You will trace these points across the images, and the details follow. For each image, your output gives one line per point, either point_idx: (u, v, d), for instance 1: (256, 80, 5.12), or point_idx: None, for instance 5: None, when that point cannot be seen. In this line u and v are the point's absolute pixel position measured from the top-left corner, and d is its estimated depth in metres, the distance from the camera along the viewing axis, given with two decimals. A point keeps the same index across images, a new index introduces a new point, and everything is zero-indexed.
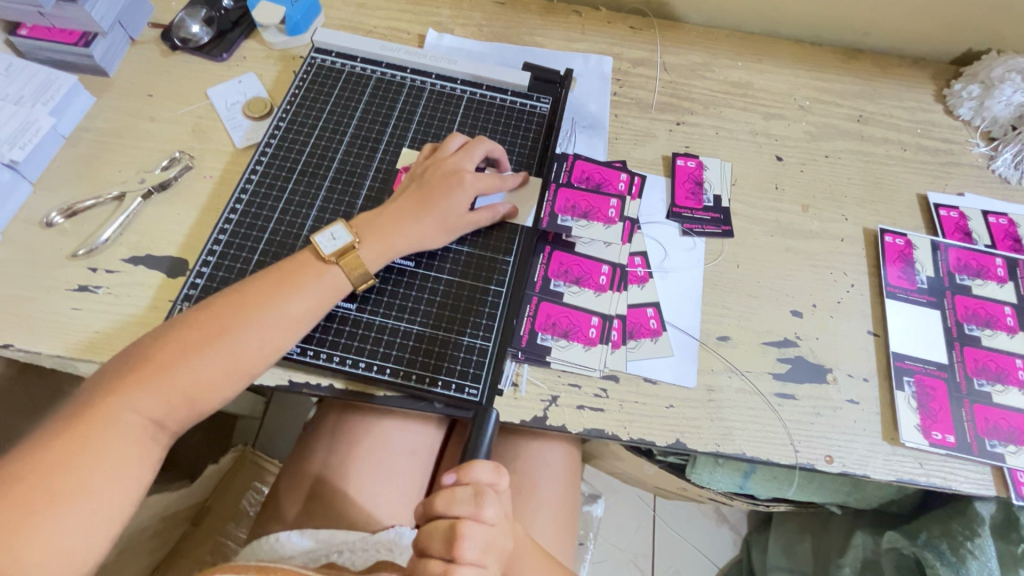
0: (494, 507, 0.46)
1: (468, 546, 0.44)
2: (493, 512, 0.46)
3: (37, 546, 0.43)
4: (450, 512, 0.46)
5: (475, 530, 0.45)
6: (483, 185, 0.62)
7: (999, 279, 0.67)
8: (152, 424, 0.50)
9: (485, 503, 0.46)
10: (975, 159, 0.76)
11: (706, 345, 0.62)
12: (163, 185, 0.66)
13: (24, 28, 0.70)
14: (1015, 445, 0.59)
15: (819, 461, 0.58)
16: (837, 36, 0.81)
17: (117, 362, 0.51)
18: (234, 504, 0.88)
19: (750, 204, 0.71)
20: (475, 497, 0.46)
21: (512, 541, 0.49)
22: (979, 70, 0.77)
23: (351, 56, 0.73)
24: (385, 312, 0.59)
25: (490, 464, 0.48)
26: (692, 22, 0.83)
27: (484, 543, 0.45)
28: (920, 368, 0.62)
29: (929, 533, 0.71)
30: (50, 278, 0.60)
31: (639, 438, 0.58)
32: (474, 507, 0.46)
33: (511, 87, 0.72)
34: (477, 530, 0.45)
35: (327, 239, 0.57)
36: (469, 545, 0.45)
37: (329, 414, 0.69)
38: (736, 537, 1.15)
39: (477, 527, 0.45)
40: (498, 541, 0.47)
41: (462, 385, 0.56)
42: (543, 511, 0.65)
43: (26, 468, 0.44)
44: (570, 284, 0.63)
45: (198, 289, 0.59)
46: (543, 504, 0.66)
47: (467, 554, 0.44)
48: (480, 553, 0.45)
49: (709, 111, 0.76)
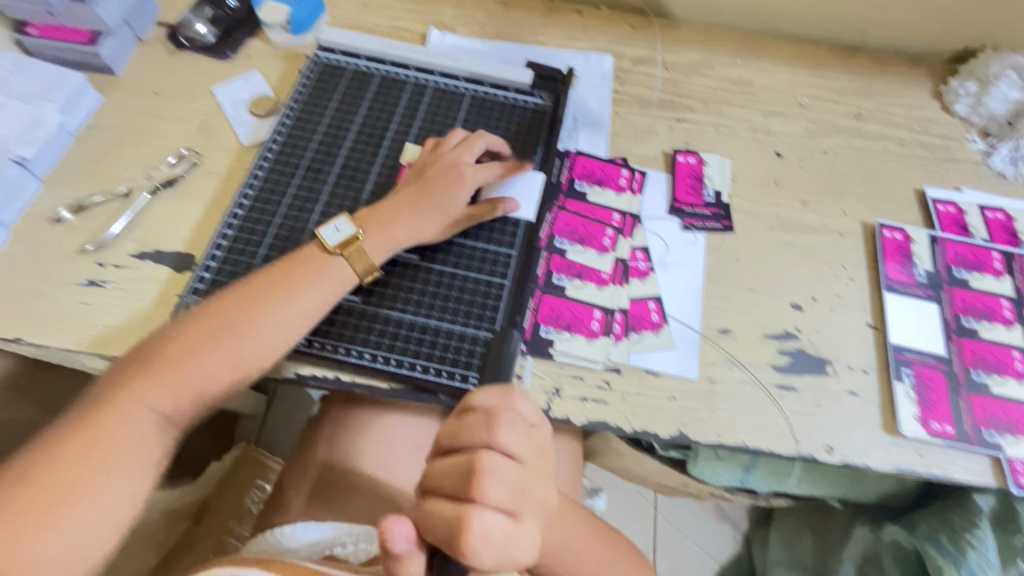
0: (508, 433, 0.45)
1: (486, 478, 0.43)
2: (512, 442, 0.45)
3: (53, 537, 0.45)
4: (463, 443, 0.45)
5: (497, 467, 0.44)
6: (482, 177, 0.63)
7: (996, 272, 0.67)
8: (164, 418, 0.51)
9: (498, 428, 0.45)
10: (972, 155, 0.76)
11: (708, 338, 0.63)
12: (170, 182, 0.67)
13: (33, 27, 0.70)
14: (1013, 436, 0.60)
15: (819, 451, 0.59)
16: (835, 34, 0.82)
17: (128, 357, 0.52)
18: (236, 502, 0.88)
19: (750, 199, 0.72)
20: (489, 426, 0.45)
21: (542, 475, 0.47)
22: (975, 67, 0.78)
23: (356, 54, 0.74)
24: (390, 304, 0.60)
25: (499, 390, 0.47)
26: (691, 21, 0.84)
27: (507, 482, 0.44)
28: (919, 360, 0.63)
29: (929, 526, 0.71)
30: (59, 273, 0.61)
31: (641, 429, 0.59)
32: (490, 440, 0.44)
33: (513, 85, 0.73)
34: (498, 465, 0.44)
35: (332, 232, 0.59)
36: (488, 478, 0.43)
37: (333, 406, 0.69)
38: (736, 533, 1.16)
39: (499, 461, 0.44)
40: (525, 481, 0.45)
41: (466, 376, 0.57)
42: None
43: (41, 463, 0.46)
44: (572, 278, 0.64)
45: (206, 282, 0.59)
46: None
47: (489, 493, 0.43)
48: (505, 495, 0.43)
49: (709, 108, 0.77)
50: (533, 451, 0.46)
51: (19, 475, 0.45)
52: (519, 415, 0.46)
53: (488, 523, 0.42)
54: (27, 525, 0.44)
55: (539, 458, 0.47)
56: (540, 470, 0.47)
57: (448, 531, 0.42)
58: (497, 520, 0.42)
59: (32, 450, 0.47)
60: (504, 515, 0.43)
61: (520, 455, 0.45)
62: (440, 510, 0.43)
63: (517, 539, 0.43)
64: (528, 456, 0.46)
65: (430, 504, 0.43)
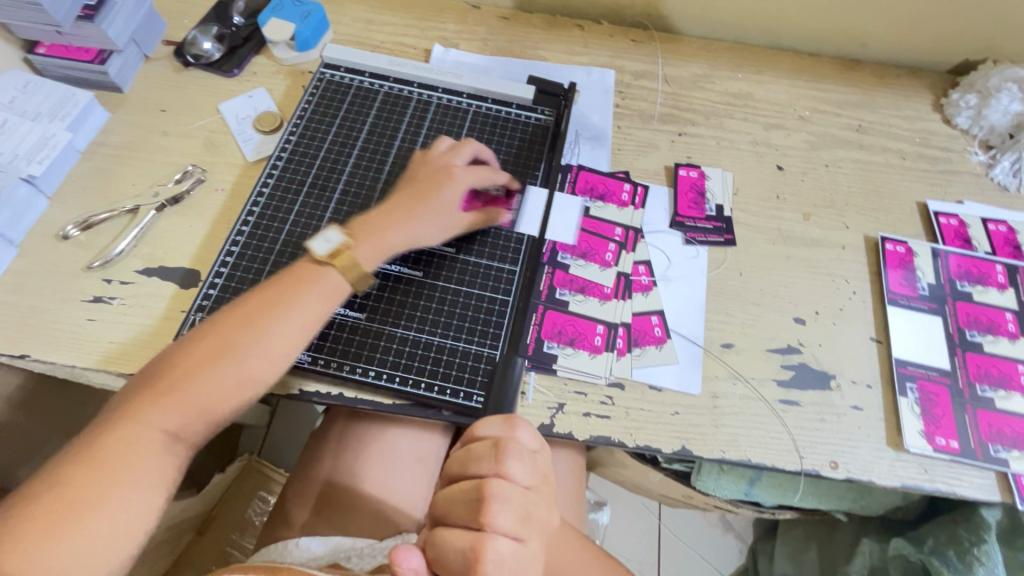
0: (517, 464, 0.45)
1: (497, 509, 0.43)
2: (518, 470, 0.45)
3: (68, 554, 0.45)
4: (473, 472, 0.46)
5: (504, 493, 0.44)
6: (472, 179, 0.64)
7: (999, 285, 0.67)
8: (174, 437, 0.51)
9: (508, 459, 0.45)
10: (974, 167, 0.77)
11: (710, 352, 0.63)
12: (176, 199, 0.68)
13: (42, 46, 0.71)
14: (1018, 451, 0.59)
15: (824, 466, 0.59)
16: (835, 47, 0.83)
17: (139, 379, 0.53)
18: (240, 513, 0.89)
19: (752, 213, 0.72)
20: (495, 456, 0.45)
21: (553, 509, 0.47)
22: (975, 79, 0.78)
23: (359, 71, 0.75)
24: (394, 320, 0.60)
25: (504, 419, 0.48)
26: (692, 35, 0.84)
27: (515, 508, 0.44)
28: (923, 374, 0.63)
29: (936, 540, 0.71)
30: (66, 290, 0.62)
31: (644, 445, 0.59)
32: (496, 468, 0.45)
33: (516, 100, 0.74)
34: (505, 492, 0.44)
35: (322, 243, 0.59)
36: (499, 509, 0.43)
37: (337, 421, 0.69)
38: (741, 545, 1.15)
39: (505, 487, 0.44)
40: (533, 508, 0.45)
41: (469, 393, 0.57)
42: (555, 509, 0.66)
43: (55, 483, 0.46)
44: (575, 293, 0.64)
45: (211, 299, 0.60)
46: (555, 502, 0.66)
47: (498, 519, 0.43)
48: (511, 517, 0.43)
49: (710, 121, 0.78)
50: (538, 478, 0.46)
51: (31, 495, 0.46)
52: (523, 442, 0.47)
53: (500, 550, 0.42)
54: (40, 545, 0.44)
55: (545, 485, 0.47)
56: (546, 494, 0.47)
57: (462, 562, 0.42)
58: (509, 546, 0.42)
59: (46, 471, 0.47)
60: (515, 542, 0.43)
61: (526, 482, 0.45)
62: (452, 540, 0.43)
63: (529, 565, 0.43)
64: (534, 483, 0.46)
65: (441, 535, 0.44)
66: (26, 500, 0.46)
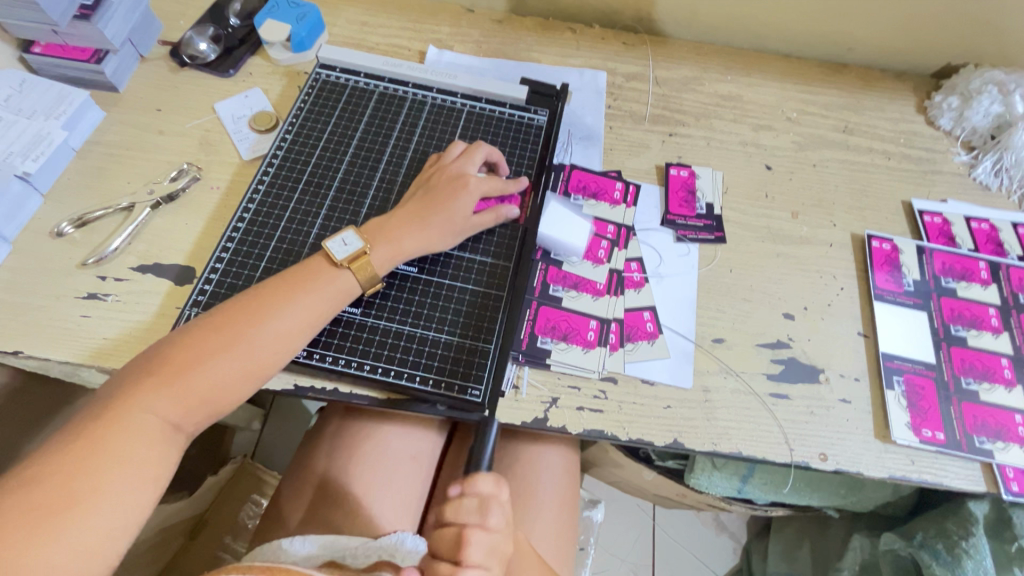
0: (498, 516, 0.49)
1: (473, 549, 0.47)
2: (498, 522, 0.49)
3: (64, 546, 0.44)
4: (458, 519, 0.49)
5: (480, 538, 0.48)
6: (485, 189, 0.64)
7: (982, 281, 0.69)
8: (171, 425, 0.52)
9: (490, 513, 0.49)
10: (957, 167, 0.78)
11: (702, 347, 0.64)
12: (172, 196, 0.68)
13: (38, 46, 0.71)
14: (1003, 442, 0.61)
15: (813, 458, 0.60)
16: (822, 51, 0.85)
17: (139, 364, 0.53)
18: (230, 518, 0.88)
19: (741, 211, 0.73)
20: (481, 510, 0.49)
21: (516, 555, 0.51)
22: (958, 82, 0.80)
23: (354, 71, 0.75)
24: (390, 315, 0.60)
25: (495, 477, 0.51)
26: (681, 38, 0.86)
27: (488, 550, 0.48)
28: (909, 368, 0.64)
29: (925, 534, 0.72)
30: (60, 286, 0.62)
31: (636, 438, 0.59)
32: (479, 520, 0.48)
33: (510, 101, 0.75)
34: (482, 538, 0.48)
35: (339, 245, 0.59)
36: (474, 550, 0.47)
37: (332, 419, 0.70)
38: (735, 545, 1.16)
39: (483, 535, 0.48)
40: (502, 551, 0.49)
41: (464, 386, 0.58)
42: (544, 513, 0.66)
43: (51, 469, 0.46)
44: (568, 289, 0.65)
45: (206, 295, 0.60)
46: (544, 506, 0.67)
47: (473, 558, 0.47)
48: (484, 557, 0.47)
49: (700, 122, 0.79)
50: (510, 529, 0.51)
51: (25, 481, 0.45)
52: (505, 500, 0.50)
53: None
54: (35, 537, 0.44)
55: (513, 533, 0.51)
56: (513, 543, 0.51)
57: None
58: None
59: (37, 459, 0.47)
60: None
61: (501, 532, 0.49)
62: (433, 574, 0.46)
63: None
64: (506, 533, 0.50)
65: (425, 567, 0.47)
66: (20, 487, 0.45)
